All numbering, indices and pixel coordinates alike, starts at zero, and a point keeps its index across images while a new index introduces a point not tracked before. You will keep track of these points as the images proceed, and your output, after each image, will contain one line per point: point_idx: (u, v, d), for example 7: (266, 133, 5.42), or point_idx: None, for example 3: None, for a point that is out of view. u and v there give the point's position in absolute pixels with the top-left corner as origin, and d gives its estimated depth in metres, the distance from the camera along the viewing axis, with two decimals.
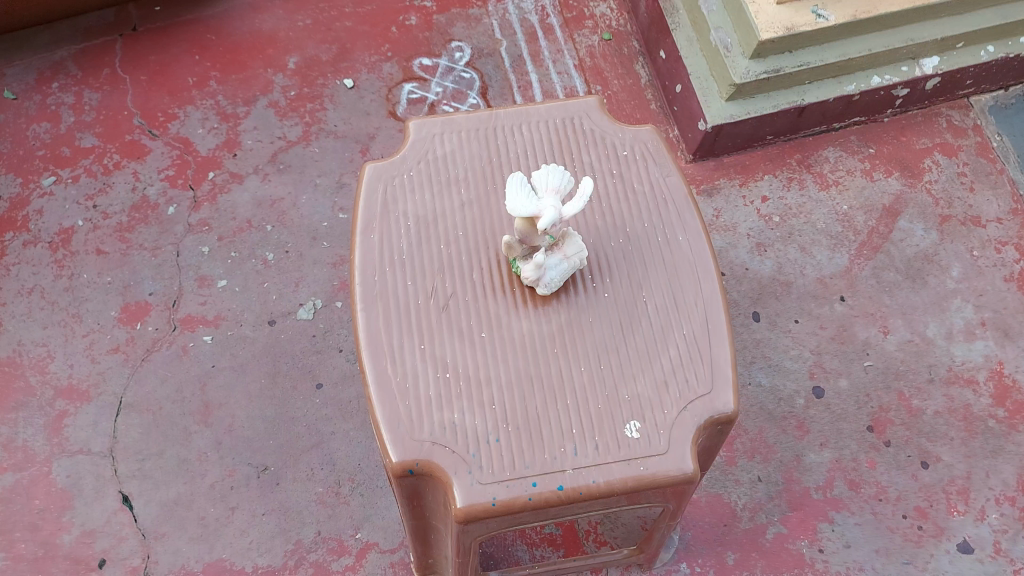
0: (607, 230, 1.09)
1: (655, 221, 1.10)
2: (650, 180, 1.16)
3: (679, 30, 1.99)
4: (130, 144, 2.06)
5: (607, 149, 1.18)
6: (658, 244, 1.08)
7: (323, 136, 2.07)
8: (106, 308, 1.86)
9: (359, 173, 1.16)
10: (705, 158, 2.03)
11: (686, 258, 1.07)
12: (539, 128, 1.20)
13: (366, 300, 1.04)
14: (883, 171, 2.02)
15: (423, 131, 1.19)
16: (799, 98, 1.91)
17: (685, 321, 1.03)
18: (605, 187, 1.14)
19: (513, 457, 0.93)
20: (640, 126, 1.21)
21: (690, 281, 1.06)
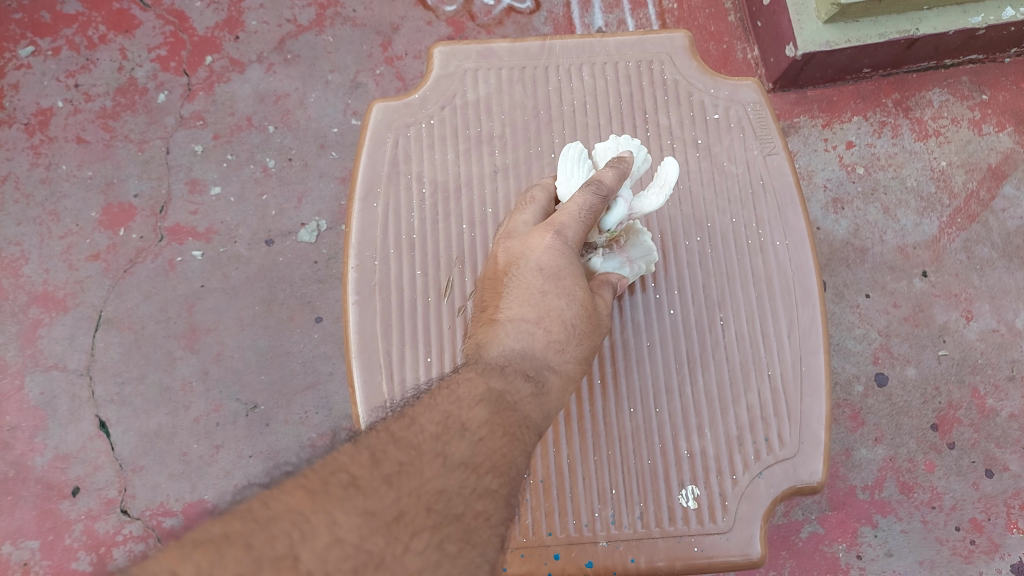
0: (682, 224, 1.14)
1: (744, 218, 1.14)
2: (741, 157, 1.18)
3: None
4: (117, 14, 1.77)
5: (695, 109, 1.21)
6: (750, 246, 1.13)
7: (339, 22, 1.77)
8: (86, 208, 1.65)
9: (370, 116, 1.20)
10: (787, 89, 1.74)
11: (780, 270, 1.12)
12: (606, 71, 1.22)
13: (361, 291, 1.10)
14: (994, 123, 1.71)
15: (453, 69, 1.22)
16: (913, 27, 1.58)
17: (773, 362, 1.09)
18: (688, 162, 1.17)
19: (537, 520, 1.04)
20: (736, 83, 1.22)
21: (785, 310, 1.11)
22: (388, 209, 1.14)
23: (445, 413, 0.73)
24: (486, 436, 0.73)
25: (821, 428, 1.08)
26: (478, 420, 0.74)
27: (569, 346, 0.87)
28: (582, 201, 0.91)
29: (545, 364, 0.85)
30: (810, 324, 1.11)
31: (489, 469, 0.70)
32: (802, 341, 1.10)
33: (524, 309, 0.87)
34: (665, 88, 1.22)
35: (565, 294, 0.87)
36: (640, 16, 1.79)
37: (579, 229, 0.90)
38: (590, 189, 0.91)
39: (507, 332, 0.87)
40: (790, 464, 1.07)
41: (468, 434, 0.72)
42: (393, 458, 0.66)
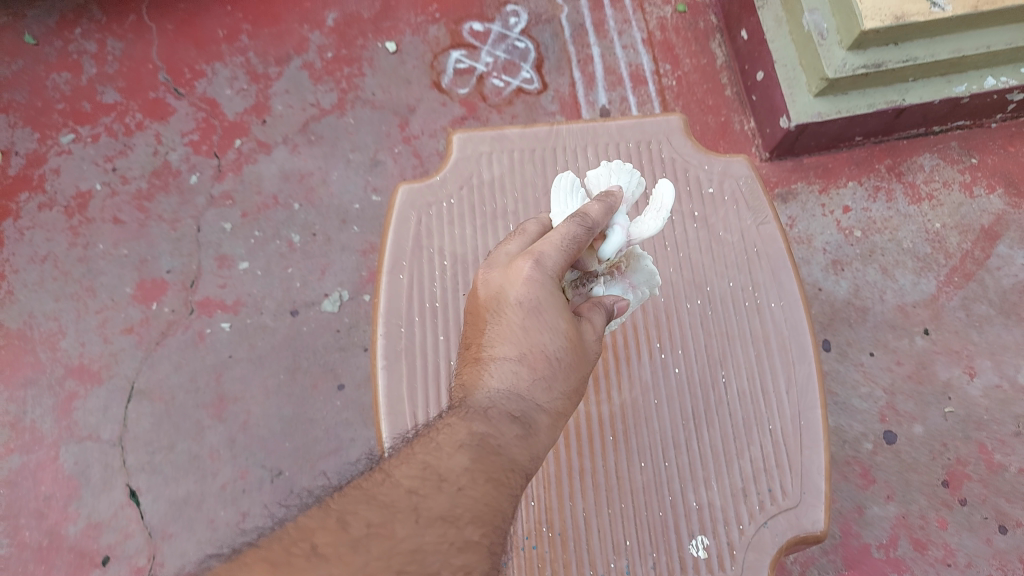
0: (684, 289, 1.21)
1: (742, 282, 1.21)
2: (738, 225, 1.26)
3: (766, 7, 1.76)
4: (153, 102, 1.91)
5: (692, 184, 1.29)
6: (748, 308, 1.20)
7: (359, 105, 1.89)
8: (121, 283, 1.75)
9: (394, 197, 1.29)
10: (783, 157, 1.83)
11: (777, 329, 1.18)
12: (609, 150, 1.32)
13: (388, 357, 1.17)
14: (985, 185, 1.78)
15: (469, 151, 1.31)
16: (900, 97, 1.68)
17: (773, 417, 1.14)
18: (687, 231, 1.25)
19: (555, 571, 1.08)
20: (729, 158, 1.31)
21: (783, 367, 1.16)
22: (412, 280, 1.22)
23: (423, 463, 0.78)
24: (466, 485, 0.76)
25: (822, 479, 1.12)
26: (457, 469, 0.77)
27: (557, 382, 0.86)
28: (566, 230, 0.88)
29: (532, 404, 0.84)
30: (807, 381, 1.15)
31: (469, 520, 0.74)
32: (800, 397, 1.15)
33: (507, 346, 0.86)
34: (663, 165, 1.31)
35: (548, 329, 0.86)
36: (641, 92, 1.90)
37: (561, 258, 0.88)
38: (575, 220, 0.89)
39: (491, 372, 0.85)
40: (793, 514, 1.10)
41: (446, 485, 0.76)
42: (363, 516, 0.73)
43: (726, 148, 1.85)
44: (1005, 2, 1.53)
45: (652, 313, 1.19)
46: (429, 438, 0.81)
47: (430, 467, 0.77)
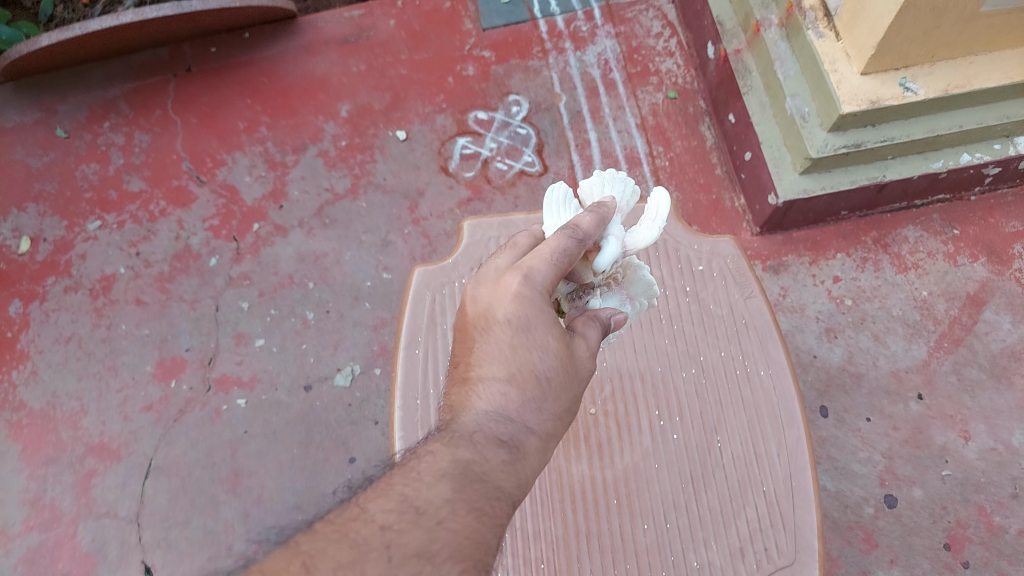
0: (678, 360, 1.32)
1: (733, 352, 1.31)
2: (728, 299, 1.36)
3: (751, 93, 1.90)
4: (176, 190, 2.02)
5: (682, 262, 1.40)
6: (738, 377, 1.29)
7: (371, 190, 2.00)
8: (141, 362, 1.82)
9: (409, 278, 1.37)
10: (773, 231, 1.92)
11: (766, 395, 1.27)
12: None
13: (405, 427, 1.23)
14: (968, 255, 1.87)
15: (478, 235, 1.40)
16: (881, 174, 1.79)
17: (766, 478, 1.21)
18: (681, 306, 1.36)
19: None
20: (717, 237, 1.41)
21: (773, 431, 1.24)
22: (427, 354, 1.29)
23: (400, 495, 0.80)
24: (446, 517, 0.79)
25: (815, 537, 1.17)
26: (437, 501, 0.80)
27: (547, 402, 0.93)
28: (556, 244, 0.94)
29: (522, 425, 0.91)
30: (797, 444, 1.23)
31: (447, 556, 0.76)
32: (790, 459, 1.22)
33: (495, 367, 0.93)
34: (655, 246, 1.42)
35: (537, 348, 0.92)
36: (636, 172, 2.02)
37: (550, 273, 0.94)
38: (566, 234, 0.94)
39: (479, 392, 0.92)
40: (789, 571, 1.16)
41: (426, 518, 0.78)
42: (332, 557, 0.74)
43: (718, 225, 1.96)
44: (971, 85, 1.67)
45: (650, 383, 1.30)
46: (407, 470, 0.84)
47: (409, 500, 0.80)
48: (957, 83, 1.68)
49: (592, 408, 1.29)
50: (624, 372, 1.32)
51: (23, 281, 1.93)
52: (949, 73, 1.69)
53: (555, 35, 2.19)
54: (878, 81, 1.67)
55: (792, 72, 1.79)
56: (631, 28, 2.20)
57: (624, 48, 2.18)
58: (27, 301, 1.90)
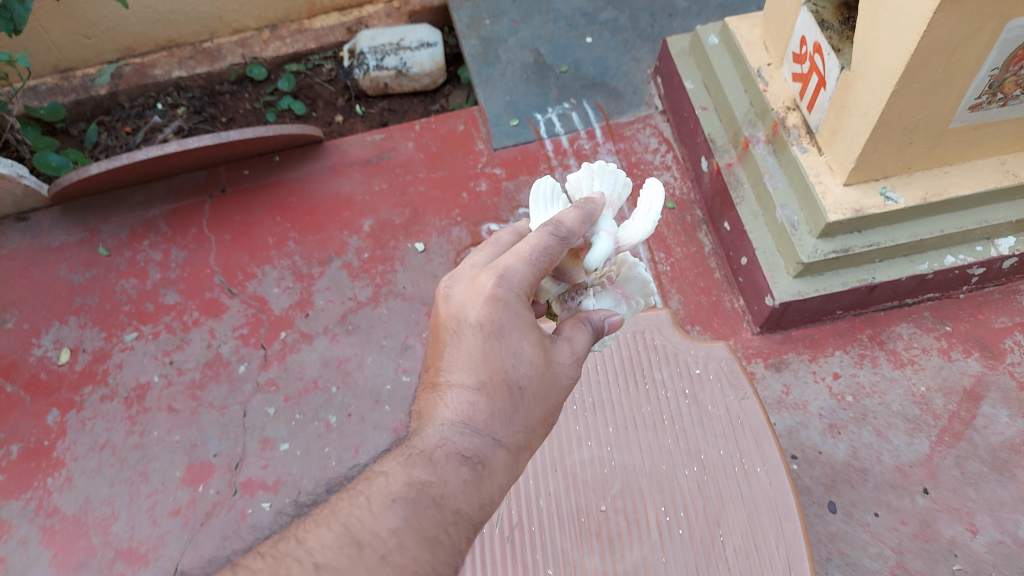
0: (681, 458, 1.55)
1: (731, 450, 1.54)
2: (723, 401, 1.61)
3: (743, 204, 2.05)
4: (209, 301, 2.16)
5: (681, 366, 1.67)
6: (737, 472, 1.51)
7: (392, 298, 2.13)
8: (171, 467, 1.90)
9: None
10: (773, 330, 2.01)
11: (762, 487, 1.48)
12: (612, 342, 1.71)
13: None
14: (961, 350, 1.95)
15: None
16: (870, 275, 1.90)
17: (765, 566, 1.40)
18: (682, 408, 1.61)
19: None
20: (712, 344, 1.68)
21: (772, 521, 1.44)
22: None
23: (344, 527, 0.98)
24: (390, 549, 0.96)
25: None
26: (384, 534, 0.97)
27: (517, 414, 1.06)
28: (537, 243, 1.06)
29: (487, 437, 1.04)
30: (794, 535, 1.42)
31: None
32: (788, 549, 1.41)
33: (465, 375, 1.05)
34: (656, 353, 1.69)
35: (510, 356, 1.05)
36: None
37: (527, 271, 1.06)
38: (551, 230, 1.06)
39: (446, 400, 1.04)
40: None
41: (371, 550, 0.96)
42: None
43: (719, 325, 2.05)
44: (948, 193, 1.82)
45: (657, 480, 1.53)
46: (361, 492, 1.01)
47: (356, 528, 0.97)
48: (934, 192, 1.82)
49: (603, 505, 1.52)
50: (632, 470, 1.55)
51: (61, 391, 2.03)
52: (926, 183, 1.83)
53: (560, 152, 2.38)
54: (860, 191, 1.83)
55: (780, 185, 1.96)
56: (630, 145, 2.39)
57: (625, 163, 2.35)
58: (64, 410, 2.00)
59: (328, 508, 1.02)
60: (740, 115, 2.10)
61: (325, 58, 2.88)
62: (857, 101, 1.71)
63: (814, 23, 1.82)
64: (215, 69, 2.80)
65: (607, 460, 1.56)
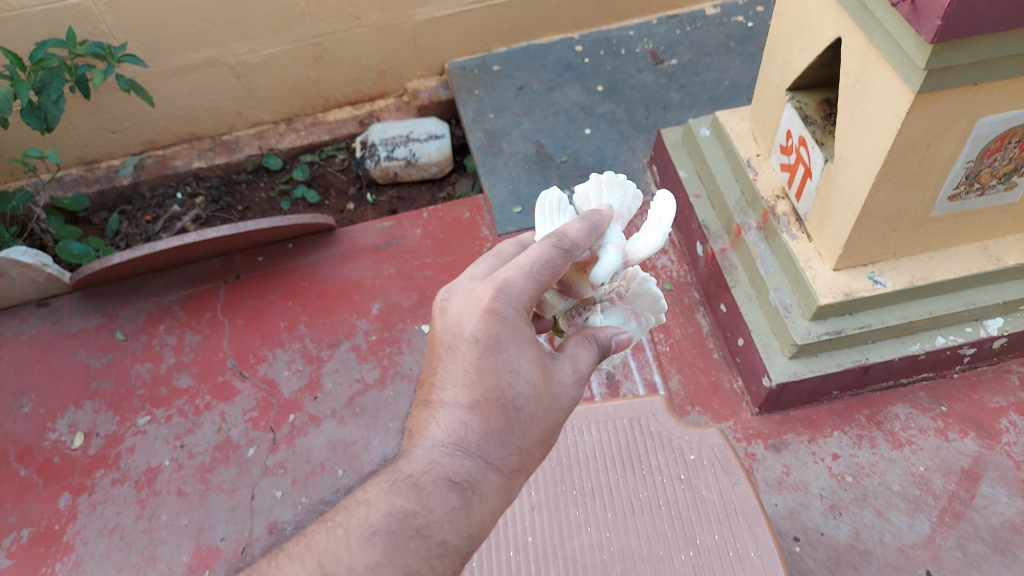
0: (678, 542, 1.58)
1: (725, 534, 1.58)
2: (717, 486, 1.67)
3: (738, 286, 2.12)
4: (221, 384, 2.22)
5: (677, 451, 1.75)
6: (732, 557, 1.55)
7: (398, 379, 2.18)
8: (179, 551, 1.92)
9: None
10: (771, 411, 2.05)
11: (756, 571, 1.51)
12: (609, 427, 1.80)
13: None
14: (958, 430, 1.98)
15: None
16: (863, 356, 1.95)
17: None
18: (678, 492, 1.67)
19: None
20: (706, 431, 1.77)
21: None
22: None
23: (317, 562, 0.99)
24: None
25: None
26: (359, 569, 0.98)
27: (512, 436, 1.07)
28: (536, 258, 1.08)
29: (478, 459, 1.05)
30: None
31: None
32: None
33: (458, 393, 1.06)
34: (653, 438, 1.78)
35: (506, 374, 1.07)
36: (640, 357, 2.19)
37: (528, 284, 1.08)
38: (552, 245, 1.09)
39: (439, 419, 1.06)
40: None
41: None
42: None
43: (718, 405, 2.09)
44: (934, 276, 1.89)
45: (653, 564, 1.55)
46: (340, 525, 1.02)
47: (333, 565, 0.98)
48: (921, 275, 1.90)
49: None
50: (629, 554, 1.57)
51: (74, 475, 2.07)
52: (913, 267, 1.91)
53: None
54: (849, 275, 1.91)
55: (773, 268, 2.04)
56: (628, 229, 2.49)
57: None
58: (76, 493, 2.04)
59: (304, 543, 1.03)
60: (732, 202, 2.20)
61: (338, 149, 3.03)
62: (841, 192, 1.80)
63: (798, 118, 1.94)
64: (233, 159, 2.94)
65: (606, 545, 1.59)
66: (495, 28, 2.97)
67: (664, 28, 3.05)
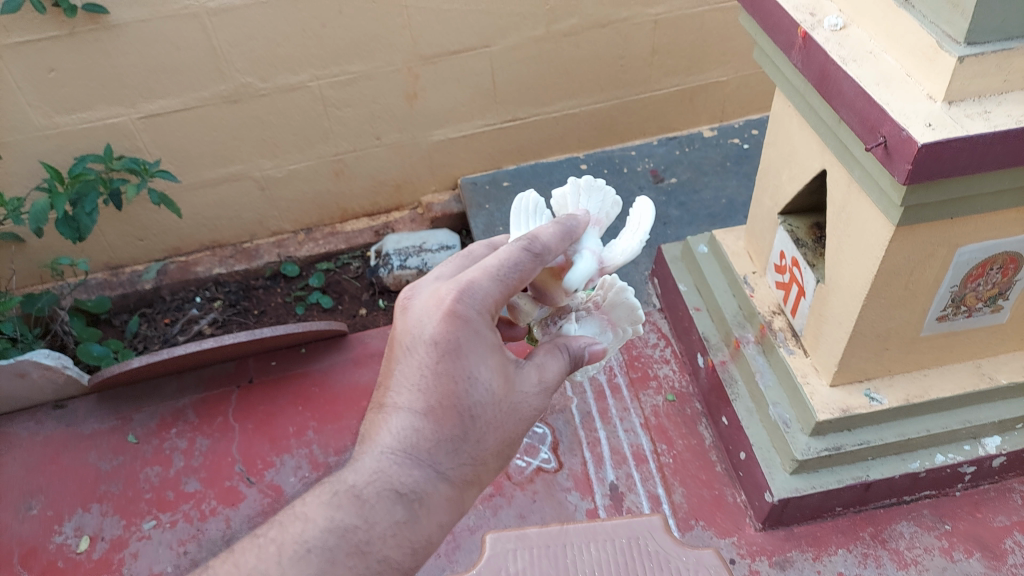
0: None
1: None
2: None
3: (738, 399, 2.16)
4: (228, 489, 2.25)
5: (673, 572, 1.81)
6: None
7: None
8: None
9: None
10: (774, 526, 2.05)
11: None
12: (607, 545, 1.87)
13: None
14: (962, 549, 1.98)
15: (500, 547, 1.90)
16: (864, 473, 1.97)
17: None
18: None
19: None
20: (701, 551, 1.84)
21: None
22: None
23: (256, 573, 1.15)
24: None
25: None
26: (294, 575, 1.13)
27: (466, 447, 1.21)
28: (500, 264, 1.20)
29: (428, 467, 1.19)
30: None
31: None
32: None
33: (411, 400, 1.19)
34: (650, 557, 1.84)
35: (463, 380, 1.19)
36: (644, 469, 2.21)
37: (491, 288, 1.20)
38: (521, 249, 1.21)
39: (390, 426, 1.19)
40: None
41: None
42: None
43: (722, 520, 2.09)
44: (929, 394, 1.93)
45: None
46: (273, 541, 1.17)
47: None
48: (916, 393, 1.94)
49: None
50: None
51: None
52: (908, 384, 1.96)
53: None
54: (846, 392, 1.96)
55: (771, 382, 2.09)
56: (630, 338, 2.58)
57: (626, 356, 2.52)
58: None
59: (233, 560, 1.18)
60: (730, 316, 2.28)
61: (353, 257, 3.16)
62: (833, 311, 1.88)
63: (790, 240, 2.04)
64: (252, 266, 3.07)
65: None
66: (505, 147, 3.16)
67: (663, 149, 3.23)
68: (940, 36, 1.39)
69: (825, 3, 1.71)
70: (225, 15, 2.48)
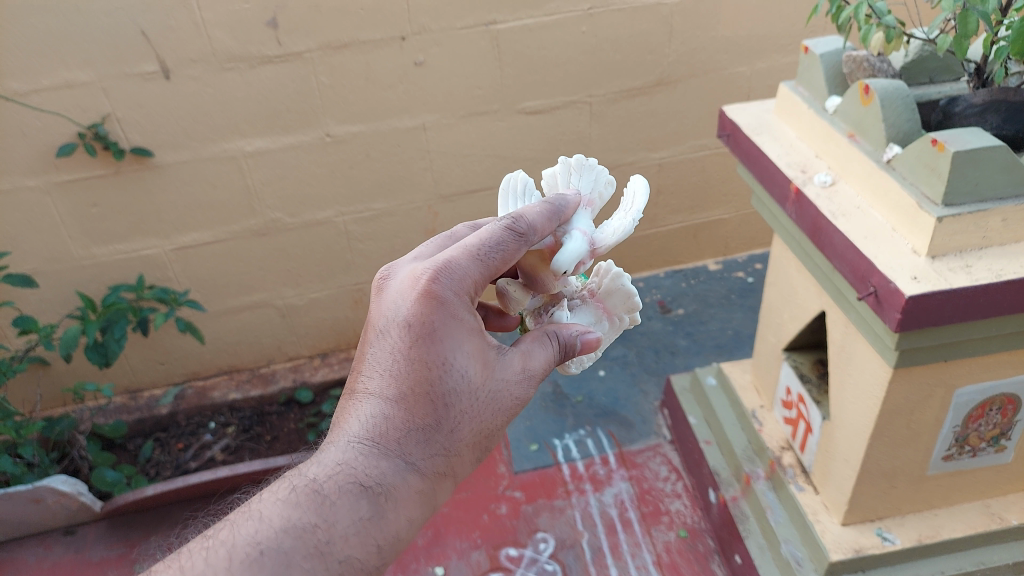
0: None
1: None
2: None
3: (750, 536, 2.15)
4: None
5: None
6: None
7: None
8: None
9: None
10: None
11: None
12: None
13: None
14: None
15: None
16: None
17: None
18: None
19: None
20: None
21: None
22: None
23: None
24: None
25: None
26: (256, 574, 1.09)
27: (438, 436, 1.24)
28: (481, 244, 1.24)
29: (397, 459, 1.22)
30: None
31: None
32: None
33: (381, 386, 1.24)
34: None
35: (439, 363, 1.22)
36: None
37: (471, 268, 1.24)
38: (506, 231, 1.25)
39: (359, 412, 1.25)
40: None
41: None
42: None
43: None
44: (940, 534, 1.93)
45: None
46: (222, 545, 1.12)
47: None
48: (927, 532, 1.94)
49: None
50: None
51: None
52: (919, 524, 1.96)
53: (577, 476, 2.59)
54: (857, 531, 1.96)
55: (782, 519, 2.10)
56: (642, 471, 2.59)
57: (636, 488, 2.52)
58: None
59: (175, 566, 1.13)
60: (739, 450, 2.31)
61: None
62: (838, 449, 1.92)
63: (795, 375, 2.10)
64: (268, 392, 3.13)
65: None
66: None
67: (670, 281, 3.37)
68: (919, 197, 1.52)
69: (814, 160, 1.87)
70: (261, 157, 2.67)
